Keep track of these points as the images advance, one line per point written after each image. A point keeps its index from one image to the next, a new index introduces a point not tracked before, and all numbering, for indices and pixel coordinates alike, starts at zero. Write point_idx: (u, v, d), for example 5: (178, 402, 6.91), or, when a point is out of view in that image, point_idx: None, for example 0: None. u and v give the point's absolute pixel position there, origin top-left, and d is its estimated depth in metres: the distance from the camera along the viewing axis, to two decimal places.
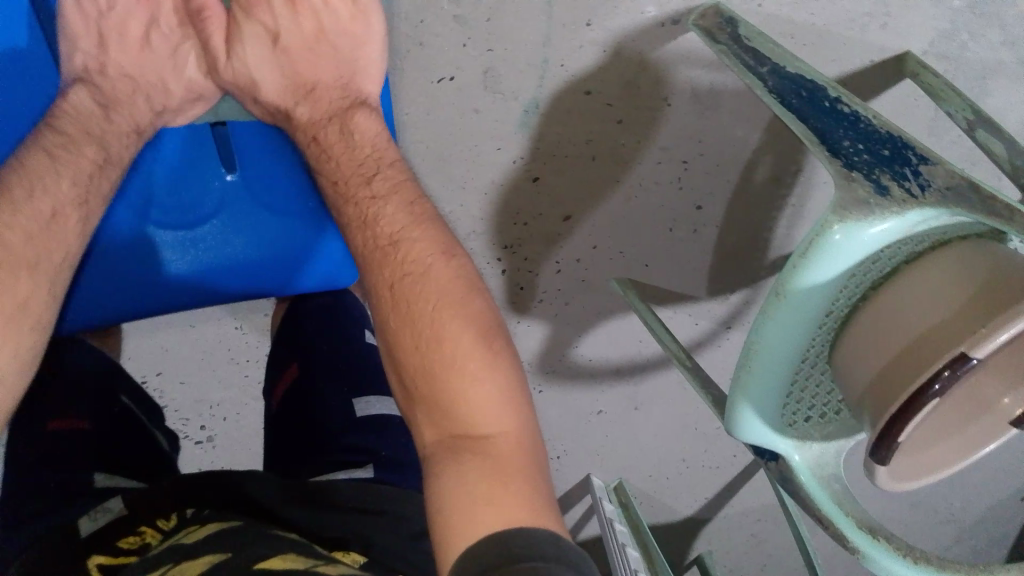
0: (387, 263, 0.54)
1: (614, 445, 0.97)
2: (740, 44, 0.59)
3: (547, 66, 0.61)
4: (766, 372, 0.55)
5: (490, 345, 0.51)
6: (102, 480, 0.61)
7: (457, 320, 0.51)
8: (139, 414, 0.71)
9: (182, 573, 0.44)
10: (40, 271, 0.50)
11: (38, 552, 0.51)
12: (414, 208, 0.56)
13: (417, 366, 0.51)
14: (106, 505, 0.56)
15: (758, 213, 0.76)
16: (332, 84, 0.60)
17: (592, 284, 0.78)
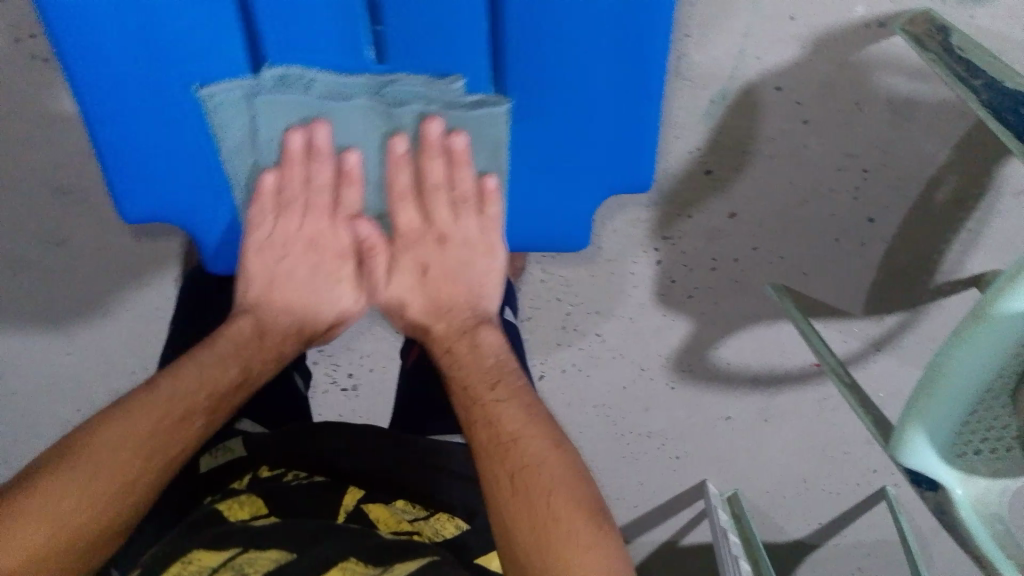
0: (509, 458, 0.61)
1: (736, 455, 0.95)
2: (951, 53, 0.57)
3: (743, 58, 0.61)
4: (948, 396, 0.54)
5: (601, 527, 0.58)
6: (248, 424, 0.75)
7: (570, 502, 0.59)
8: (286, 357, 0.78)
9: (251, 560, 0.56)
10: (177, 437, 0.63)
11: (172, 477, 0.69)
12: (532, 413, 0.64)
13: (530, 545, 0.57)
14: (229, 443, 0.72)
15: (931, 233, 0.74)
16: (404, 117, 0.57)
17: (748, 287, 0.76)
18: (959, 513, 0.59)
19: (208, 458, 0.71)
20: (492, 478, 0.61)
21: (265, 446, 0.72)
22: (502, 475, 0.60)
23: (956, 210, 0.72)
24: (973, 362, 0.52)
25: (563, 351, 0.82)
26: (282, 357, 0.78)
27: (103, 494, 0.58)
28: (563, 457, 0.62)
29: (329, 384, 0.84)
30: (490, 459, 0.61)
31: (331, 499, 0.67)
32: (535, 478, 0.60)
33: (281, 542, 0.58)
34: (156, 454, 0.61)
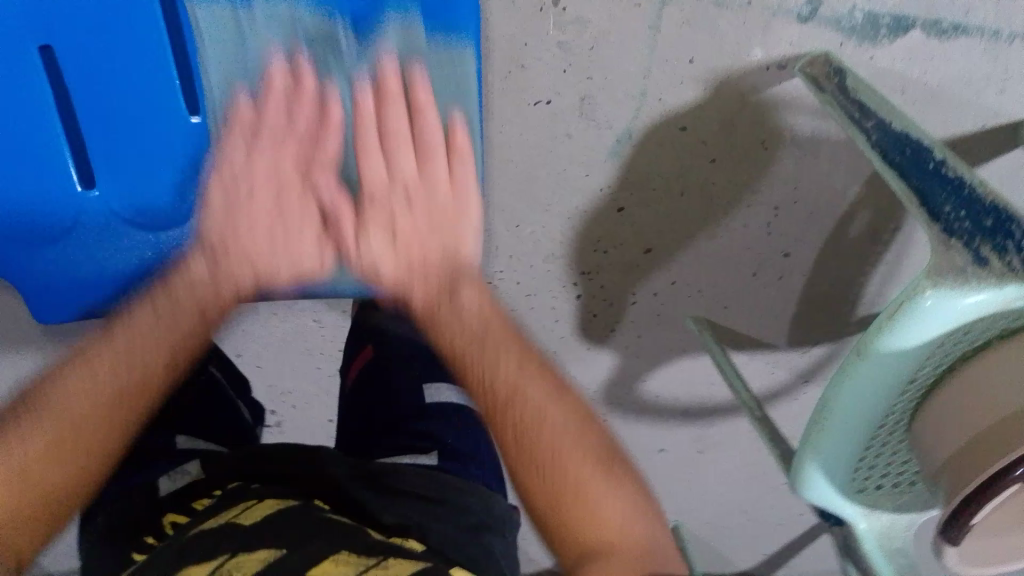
0: (507, 408, 0.50)
1: (674, 486, 0.95)
2: (845, 95, 0.58)
3: (645, 100, 0.61)
4: (840, 432, 0.55)
5: (612, 469, 0.50)
6: (184, 441, 0.66)
7: (578, 449, 0.49)
8: (225, 384, 0.72)
9: (237, 565, 0.45)
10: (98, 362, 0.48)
11: (121, 502, 0.59)
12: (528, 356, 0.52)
13: (536, 476, 0.49)
14: (185, 467, 0.62)
15: (850, 268, 0.75)
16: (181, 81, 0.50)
17: (670, 320, 0.77)
18: (863, 543, 0.60)
19: (165, 483, 0.61)
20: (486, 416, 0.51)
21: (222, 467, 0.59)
22: (503, 433, 0.50)
23: (871, 243, 0.73)
24: (859, 399, 0.53)
25: None
26: (222, 375, 0.72)
27: (108, 381, 0.48)
28: (561, 402, 0.51)
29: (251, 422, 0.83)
30: (476, 387, 0.52)
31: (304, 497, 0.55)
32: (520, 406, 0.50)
33: (274, 539, 0.48)
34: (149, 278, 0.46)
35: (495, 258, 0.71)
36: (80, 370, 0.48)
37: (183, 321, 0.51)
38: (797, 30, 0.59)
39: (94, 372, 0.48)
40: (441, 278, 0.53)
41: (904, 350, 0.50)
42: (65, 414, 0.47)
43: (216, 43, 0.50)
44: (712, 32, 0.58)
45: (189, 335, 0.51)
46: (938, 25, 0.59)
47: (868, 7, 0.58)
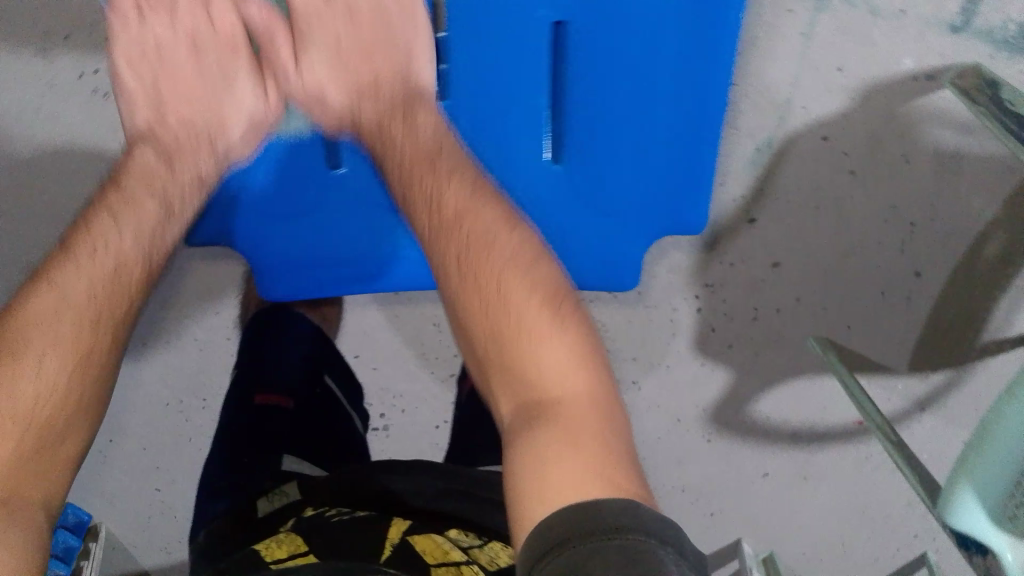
0: (489, 298, 0.51)
1: (772, 517, 0.91)
2: (1001, 106, 0.57)
3: (789, 108, 0.61)
4: (1003, 449, 0.53)
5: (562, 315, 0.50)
6: (291, 462, 0.70)
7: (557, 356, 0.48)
8: (340, 398, 0.75)
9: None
10: (101, 324, 0.53)
11: (220, 524, 0.61)
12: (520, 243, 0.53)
13: (516, 370, 0.48)
14: (283, 489, 0.64)
15: (979, 290, 0.72)
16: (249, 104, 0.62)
17: (789, 340, 0.75)
18: None
19: (263, 503, 0.63)
20: (467, 309, 0.51)
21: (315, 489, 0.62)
22: (471, 301, 0.51)
23: (1003, 267, 0.70)
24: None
25: None
26: (335, 387, 0.75)
27: (69, 335, 0.52)
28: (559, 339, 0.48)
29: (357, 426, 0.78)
30: (472, 287, 0.51)
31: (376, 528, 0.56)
32: (498, 307, 0.50)
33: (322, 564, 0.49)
34: (100, 275, 0.54)
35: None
36: (57, 332, 0.51)
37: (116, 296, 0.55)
38: (949, 42, 0.59)
39: (45, 349, 0.51)
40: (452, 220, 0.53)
41: None
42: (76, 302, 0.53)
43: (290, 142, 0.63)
44: (861, 38, 0.59)
45: (118, 292, 0.55)
46: None
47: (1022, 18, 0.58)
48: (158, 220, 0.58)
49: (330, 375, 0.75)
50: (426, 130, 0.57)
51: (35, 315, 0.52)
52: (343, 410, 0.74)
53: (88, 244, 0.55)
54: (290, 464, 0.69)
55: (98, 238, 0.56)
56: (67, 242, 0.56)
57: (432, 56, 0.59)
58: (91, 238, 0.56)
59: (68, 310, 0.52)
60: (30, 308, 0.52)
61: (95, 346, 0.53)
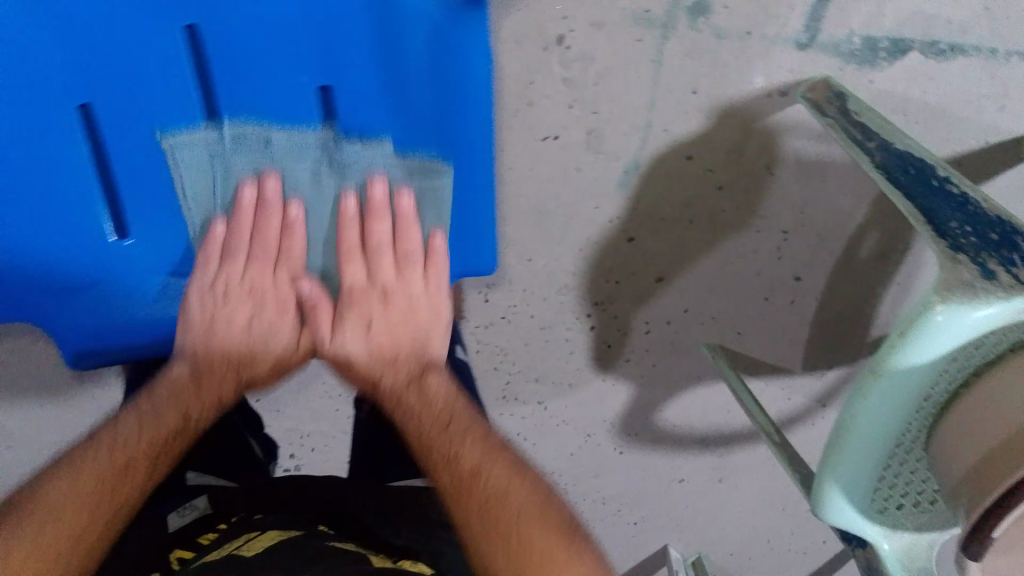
0: (474, 492, 0.59)
1: (695, 519, 0.94)
2: (848, 117, 0.60)
3: (651, 130, 0.63)
4: (860, 448, 0.56)
5: (572, 536, 0.57)
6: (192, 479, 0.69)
7: (533, 519, 0.57)
8: (237, 421, 0.75)
9: None
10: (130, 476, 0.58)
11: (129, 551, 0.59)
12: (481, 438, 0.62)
13: (490, 527, 0.57)
14: (193, 502, 0.65)
15: (861, 288, 0.75)
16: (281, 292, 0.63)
17: (683, 348, 0.77)
18: (888, 568, 0.61)
19: (174, 517, 0.64)
20: (467, 519, 0.58)
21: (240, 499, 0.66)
22: (471, 510, 0.58)
23: (880, 263, 0.73)
24: (873, 415, 0.54)
25: (508, 420, 0.81)
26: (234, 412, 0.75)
27: (90, 478, 0.57)
28: (528, 486, 0.59)
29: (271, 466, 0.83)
30: (465, 500, 0.58)
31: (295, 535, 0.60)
32: (502, 514, 0.57)
33: None
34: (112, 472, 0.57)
35: (512, 292, 0.71)
36: (64, 480, 0.56)
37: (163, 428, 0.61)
38: (797, 57, 0.60)
39: (76, 477, 0.57)
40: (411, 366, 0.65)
41: (918, 366, 0.50)
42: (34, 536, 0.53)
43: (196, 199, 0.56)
44: (711, 62, 0.60)
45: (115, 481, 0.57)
46: (935, 47, 0.61)
47: (866, 32, 0.60)
48: (107, 466, 0.58)
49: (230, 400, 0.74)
50: (374, 335, 0.64)
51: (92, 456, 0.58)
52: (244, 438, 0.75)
53: (114, 438, 0.59)
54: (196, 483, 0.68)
55: (165, 379, 0.62)
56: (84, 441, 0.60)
57: (267, 208, 0.58)
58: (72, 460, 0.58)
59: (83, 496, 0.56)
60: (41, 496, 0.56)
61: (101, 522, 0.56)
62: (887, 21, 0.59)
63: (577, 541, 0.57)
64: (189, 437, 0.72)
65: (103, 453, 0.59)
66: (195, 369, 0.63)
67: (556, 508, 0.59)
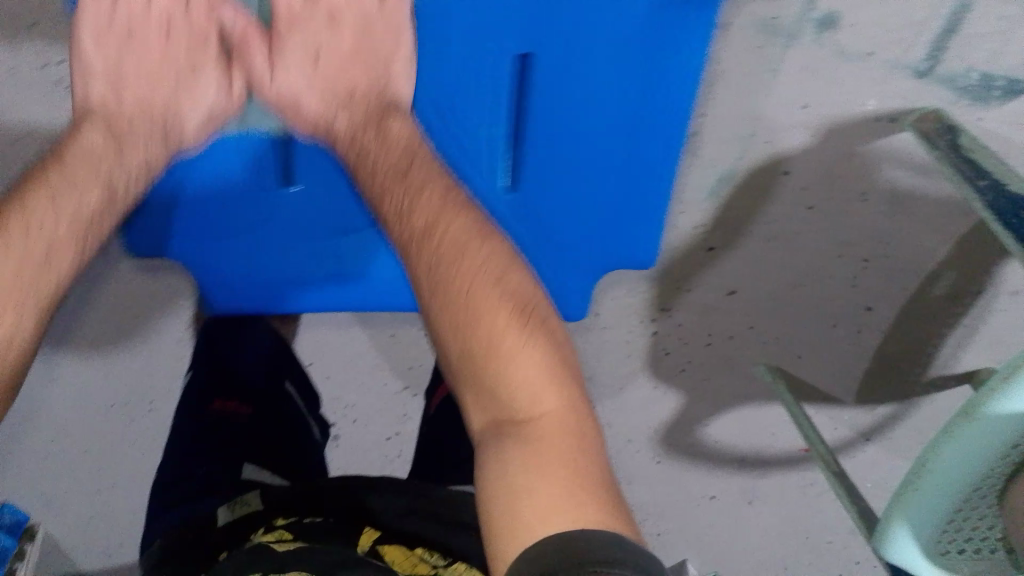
0: None
1: (716, 537, 0.93)
2: (957, 153, 0.58)
3: (752, 140, 0.61)
4: (934, 492, 0.55)
5: None
6: (251, 472, 0.71)
7: (528, 359, 0.54)
8: (298, 402, 0.75)
9: None
10: None
11: (180, 537, 0.60)
12: None
13: (488, 382, 0.54)
14: (245, 497, 0.63)
15: (928, 327, 0.74)
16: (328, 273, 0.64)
17: (740, 366, 0.76)
18: None
19: (224, 511, 0.62)
20: None
21: (284, 501, 0.62)
22: (453, 351, 0.55)
23: (952, 305, 0.72)
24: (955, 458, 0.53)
25: None
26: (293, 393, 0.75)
27: None
28: (518, 290, 0.56)
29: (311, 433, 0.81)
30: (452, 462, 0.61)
31: (347, 538, 0.58)
32: (491, 357, 0.54)
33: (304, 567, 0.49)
34: None
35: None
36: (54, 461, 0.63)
37: None
38: (911, 86, 0.58)
39: None
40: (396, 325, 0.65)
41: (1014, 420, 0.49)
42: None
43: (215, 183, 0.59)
44: (825, 78, 0.58)
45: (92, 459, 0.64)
46: None
47: (984, 68, 0.57)
48: (100, 203, 0.55)
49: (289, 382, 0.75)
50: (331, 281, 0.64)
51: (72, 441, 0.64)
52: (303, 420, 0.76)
53: None
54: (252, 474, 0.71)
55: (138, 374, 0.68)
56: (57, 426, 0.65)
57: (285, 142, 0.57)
58: None
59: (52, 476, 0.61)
60: None
61: None
62: (1007, 60, 0.57)
63: (565, 388, 0.54)
64: (247, 420, 0.75)
65: (24, 239, 0.52)
66: (114, 130, 0.58)
67: (550, 338, 0.55)
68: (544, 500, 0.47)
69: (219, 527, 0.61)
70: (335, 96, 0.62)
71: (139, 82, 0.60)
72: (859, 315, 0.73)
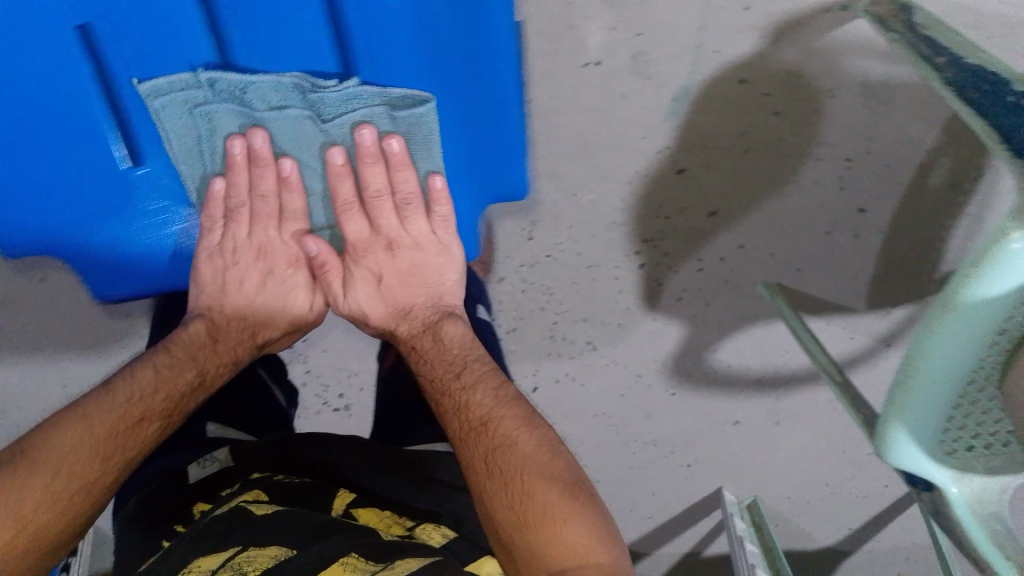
0: (483, 440, 0.65)
1: (750, 461, 0.92)
2: (914, 32, 0.54)
3: (702, 52, 0.59)
4: (929, 386, 0.52)
5: (575, 497, 0.62)
6: (215, 430, 0.78)
7: (542, 478, 0.62)
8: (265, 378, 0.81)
9: (253, 558, 0.57)
10: (113, 457, 0.62)
11: (152, 486, 0.68)
12: (499, 392, 0.67)
13: (504, 495, 0.62)
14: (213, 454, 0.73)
15: (931, 220, 0.70)
16: (424, 305, 0.74)
17: (738, 286, 0.74)
18: (956, 514, 0.57)
19: (195, 468, 0.71)
20: (499, 503, 0.62)
21: (258, 458, 0.73)
22: (478, 457, 0.64)
23: (953, 195, 0.68)
24: (944, 348, 0.50)
25: (554, 361, 0.80)
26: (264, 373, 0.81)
27: (104, 432, 0.63)
28: (539, 432, 0.66)
29: (320, 406, 0.85)
30: (496, 484, 0.63)
31: (318, 502, 0.68)
32: (511, 458, 0.63)
33: (280, 539, 0.59)
34: (124, 425, 0.64)
35: (557, 230, 0.69)
36: (72, 428, 0.62)
37: (178, 377, 0.68)
38: None
39: (68, 434, 0.62)
40: (424, 322, 0.73)
41: (993, 301, 0.46)
42: (63, 464, 0.60)
43: (188, 161, 0.58)
44: None
45: (132, 422, 0.64)
46: None
47: None
48: (192, 383, 0.69)
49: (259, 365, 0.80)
50: (387, 287, 0.73)
51: (102, 402, 0.64)
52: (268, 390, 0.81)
53: (132, 383, 0.66)
54: (218, 432, 0.78)
55: (182, 337, 0.70)
56: (108, 380, 0.67)
57: (377, 157, 0.60)
58: (128, 386, 0.66)
59: (90, 445, 0.62)
60: (57, 438, 0.61)
61: (94, 483, 0.61)
62: None
63: (589, 513, 0.61)
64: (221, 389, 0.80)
65: (155, 378, 0.67)
66: (212, 329, 0.72)
67: (561, 458, 0.64)
68: (575, 543, 0.59)
69: (190, 484, 0.70)
70: (393, 312, 0.74)
71: (246, 293, 0.72)
72: (854, 218, 0.70)
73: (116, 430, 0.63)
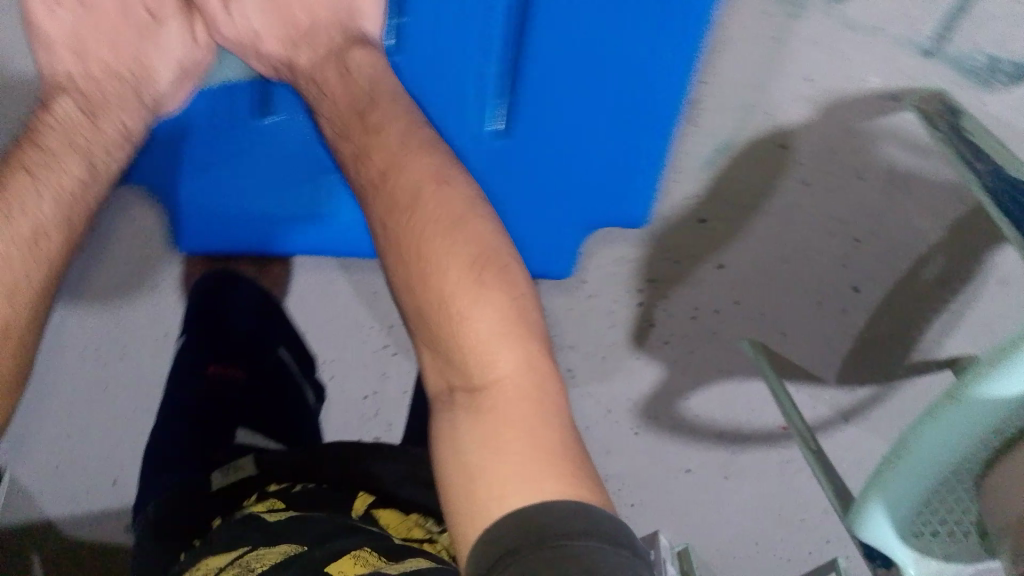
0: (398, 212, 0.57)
1: (690, 509, 0.93)
2: (957, 134, 0.57)
3: (751, 111, 0.61)
4: (912, 470, 0.54)
5: (482, 274, 0.54)
6: (244, 437, 0.80)
7: (448, 251, 0.55)
8: (292, 367, 0.81)
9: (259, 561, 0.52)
10: (20, 291, 0.60)
11: (171, 496, 0.70)
12: (409, 138, 0.59)
13: (442, 324, 0.53)
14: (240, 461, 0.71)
15: (915, 311, 0.72)
16: (331, 23, 0.63)
17: (724, 341, 0.76)
18: None
19: (219, 476, 0.70)
20: (428, 294, 0.54)
21: (276, 463, 0.69)
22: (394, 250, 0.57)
23: (940, 291, 0.70)
24: (935, 441, 0.52)
25: None
26: (286, 358, 0.81)
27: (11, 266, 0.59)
28: (447, 189, 0.57)
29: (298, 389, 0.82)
30: (418, 283, 0.55)
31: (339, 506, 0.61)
32: (415, 229, 0.56)
33: (298, 538, 0.54)
34: (19, 245, 0.60)
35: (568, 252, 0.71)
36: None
37: (66, 178, 0.62)
38: (916, 63, 0.58)
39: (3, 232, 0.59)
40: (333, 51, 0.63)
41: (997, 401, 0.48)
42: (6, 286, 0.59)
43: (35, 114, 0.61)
44: (828, 51, 0.58)
45: (70, 231, 0.63)
46: None
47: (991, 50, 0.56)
48: (81, 175, 0.62)
49: (282, 348, 0.81)
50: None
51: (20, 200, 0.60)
52: (298, 384, 0.81)
53: (22, 177, 0.61)
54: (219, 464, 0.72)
55: (53, 116, 0.62)
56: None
57: None
58: (8, 195, 0.60)
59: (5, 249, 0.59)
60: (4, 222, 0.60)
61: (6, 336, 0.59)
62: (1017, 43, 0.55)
63: (526, 353, 0.52)
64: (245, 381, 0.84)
65: (34, 183, 0.61)
66: (87, 108, 0.63)
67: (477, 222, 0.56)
68: (493, 330, 0.52)
69: (214, 492, 0.69)
70: (292, 34, 0.64)
71: (101, 29, 0.62)
72: (845, 296, 0.72)
73: (27, 240, 0.60)
